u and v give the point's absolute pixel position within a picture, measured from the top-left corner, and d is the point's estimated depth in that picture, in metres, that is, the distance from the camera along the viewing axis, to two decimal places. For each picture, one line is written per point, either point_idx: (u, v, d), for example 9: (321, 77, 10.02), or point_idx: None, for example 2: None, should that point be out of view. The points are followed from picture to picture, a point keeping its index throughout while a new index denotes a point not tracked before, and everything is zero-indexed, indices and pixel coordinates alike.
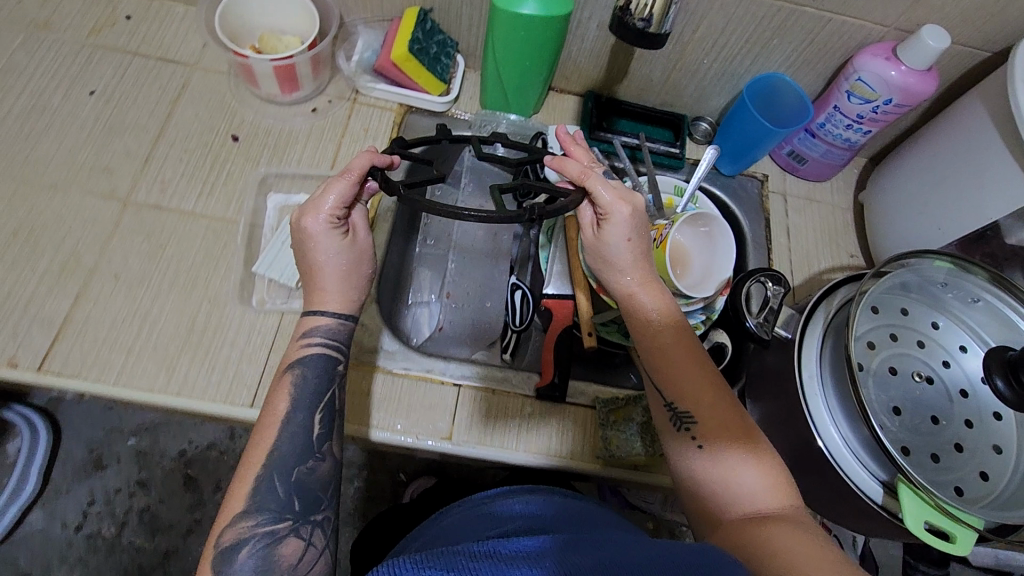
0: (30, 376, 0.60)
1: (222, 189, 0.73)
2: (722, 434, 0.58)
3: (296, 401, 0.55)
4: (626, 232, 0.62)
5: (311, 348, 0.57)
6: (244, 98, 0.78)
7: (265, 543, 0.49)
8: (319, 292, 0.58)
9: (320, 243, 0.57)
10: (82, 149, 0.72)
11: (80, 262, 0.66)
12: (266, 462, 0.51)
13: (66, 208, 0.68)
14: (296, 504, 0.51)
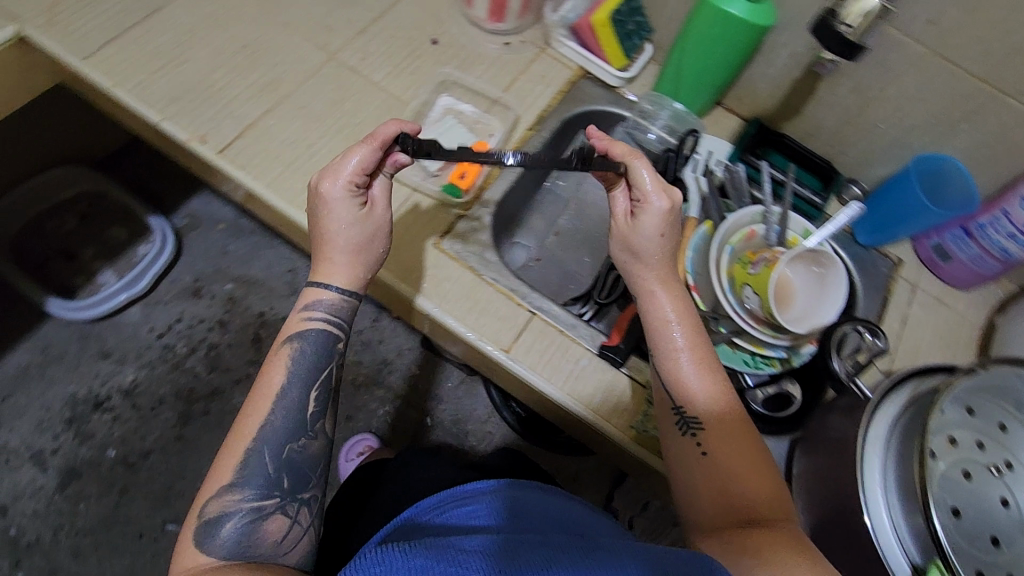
0: (210, 154, 0.72)
1: (407, 76, 0.82)
2: (726, 443, 0.59)
3: (292, 377, 0.61)
4: (660, 228, 0.64)
5: (307, 329, 0.63)
6: (456, 13, 0.88)
7: (256, 518, 0.55)
8: (327, 263, 0.64)
9: (335, 212, 0.62)
10: (317, 5, 0.84)
11: (279, 87, 0.77)
12: (255, 438, 0.58)
13: (286, 43, 0.80)
14: (283, 482, 0.58)
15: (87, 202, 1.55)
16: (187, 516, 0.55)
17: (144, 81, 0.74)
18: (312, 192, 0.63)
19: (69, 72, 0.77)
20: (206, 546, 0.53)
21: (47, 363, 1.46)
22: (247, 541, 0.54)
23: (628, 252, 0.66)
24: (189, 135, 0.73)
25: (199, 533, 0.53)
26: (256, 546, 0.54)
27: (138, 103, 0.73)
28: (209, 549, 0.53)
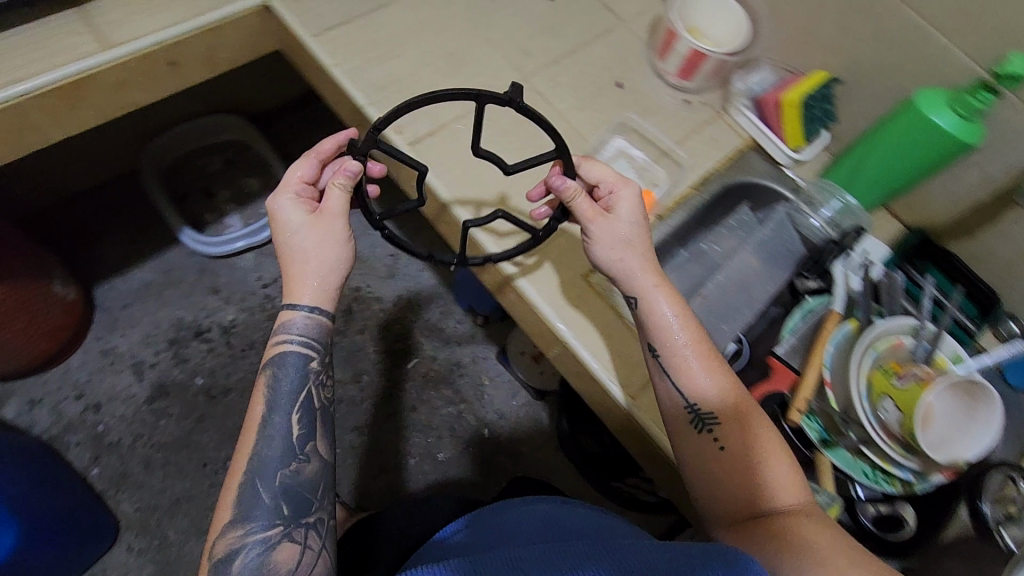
0: (402, 144, 0.77)
1: (588, 112, 0.85)
2: (740, 436, 0.64)
3: (269, 404, 0.64)
4: (637, 213, 0.69)
5: (281, 354, 0.66)
6: (644, 63, 0.91)
7: (257, 548, 0.58)
8: (292, 285, 0.66)
9: (290, 230, 0.66)
10: (520, 29, 0.89)
11: (471, 97, 0.82)
12: (247, 469, 0.61)
13: (485, 58, 0.85)
14: (282, 509, 0.60)
15: (233, 153, 1.68)
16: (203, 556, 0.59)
17: (360, 66, 0.81)
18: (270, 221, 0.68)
19: (295, 45, 0.85)
20: None
21: (166, 285, 1.58)
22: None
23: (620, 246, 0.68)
24: (387, 123, 0.78)
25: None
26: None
27: (349, 85, 0.80)
28: None
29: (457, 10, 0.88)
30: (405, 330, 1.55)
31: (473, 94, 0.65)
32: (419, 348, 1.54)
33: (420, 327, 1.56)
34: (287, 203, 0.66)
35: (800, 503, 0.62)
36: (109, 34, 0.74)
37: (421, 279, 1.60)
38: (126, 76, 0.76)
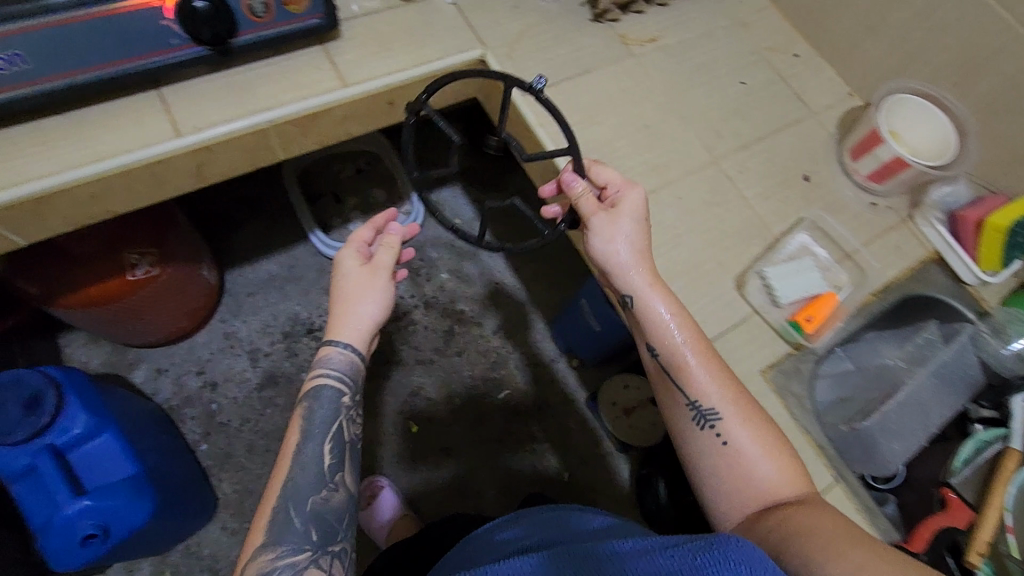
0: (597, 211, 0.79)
1: (775, 202, 0.85)
2: (738, 427, 0.67)
3: (304, 434, 0.69)
4: (640, 213, 0.72)
5: (319, 388, 0.72)
6: (832, 158, 0.90)
7: (286, 575, 0.62)
8: (333, 324, 0.74)
9: (343, 280, 0.74)
10: (714, 110, 0.90)
11: (665, 172, 0.83)
12: (280, 496, 0.66)
13: (681, 136, 0.87)
14: (311, 536, 0.64)
15: (363, 162, 1.75)
16: None
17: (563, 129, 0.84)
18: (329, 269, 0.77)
19: (497, 96, 0.89)
20: None
21: (288, 279, 1.65)
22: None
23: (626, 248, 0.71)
24: None
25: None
26: None
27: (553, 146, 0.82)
28: None
29: (656, 85, 0.90)
30: (500, 359, 1.61)
31: (494, 74, 0.77)
32: (512, 379, 1.60)
33: (515, 360, 1.62)
34: (347, 253, 0.75)
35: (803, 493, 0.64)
36: (347, 73, 0.80)
37: (524, 313, 1.66)
38: (350, 113, 0.82)
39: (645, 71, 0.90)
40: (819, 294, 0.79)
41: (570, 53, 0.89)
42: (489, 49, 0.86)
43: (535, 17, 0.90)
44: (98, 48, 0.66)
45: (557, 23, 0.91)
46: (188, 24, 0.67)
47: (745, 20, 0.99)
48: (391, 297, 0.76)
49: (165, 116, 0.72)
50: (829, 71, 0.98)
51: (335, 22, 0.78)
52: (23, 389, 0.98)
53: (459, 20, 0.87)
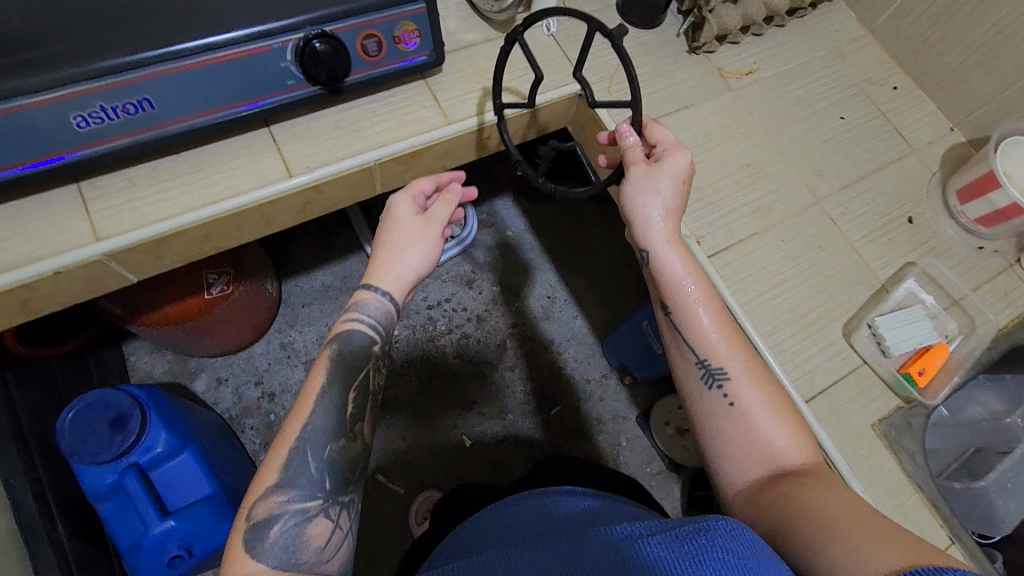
0: (703, 254, 0.78)
1: (880, 245, 0.83)
2: (748, 390, 0.66)
3: (333, 379, 0.63)
4: (679, 175, 0.70)
5: (352, 336, 0.65)
6: (935, 199, 0.88)
7: (300, 520, 0.57)
8: (374, 269, 0.67)
9: (393, 225, 0.68)
10: (814, 147, 0.88)
11: (769, 214, 0.82)
12: (299, 436, 0.60)
13: (781, 175, 0.85)
14: (326, 483, 0.60)
15: None
16: (234, 523, 0.57)
17: None
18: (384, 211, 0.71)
19: (592, 130, 0.88)
20: (256, 548, 0.55)
21: (343, 289, 1.65)
22: (288, 552, 0.56)
23: (648, 203, 0.69)
24: (688, 231, 0.79)
25: (248, 536, 0.56)
26: (301, 551, 0.56)
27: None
28: (260, 555, 0.55)
29: (755, 121, 0.88)
30: (553, 373, 1.62)
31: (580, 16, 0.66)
32: (566, 394, 1.61)
33: (567, 376, 1.62)
34: (400, 197, 0.69)
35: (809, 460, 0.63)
36: (451, 111, 0.79)
37: (574, 328, 1.67)
38: (450, 148, 0.81)
39: (743, 107, 0.89)
40: (931, 345, 0.76)
41: (668, 89, 0.88)
42: (588, 84, 0.85)
43: (632, 50, 0.89)
44: (220, 91, 0.66)
45: (654, 56, 0.90)
46: (301, 63, 0.67)
47: (841, 51, 0.97)
48: (437, 252, 0.69)
49: (277, 157, 0.72)
50: (928, 105, 0.95)
51: (441, 62, 0.78)
52: (110, 409, 1.00)
53: (557, 53, 0.86)
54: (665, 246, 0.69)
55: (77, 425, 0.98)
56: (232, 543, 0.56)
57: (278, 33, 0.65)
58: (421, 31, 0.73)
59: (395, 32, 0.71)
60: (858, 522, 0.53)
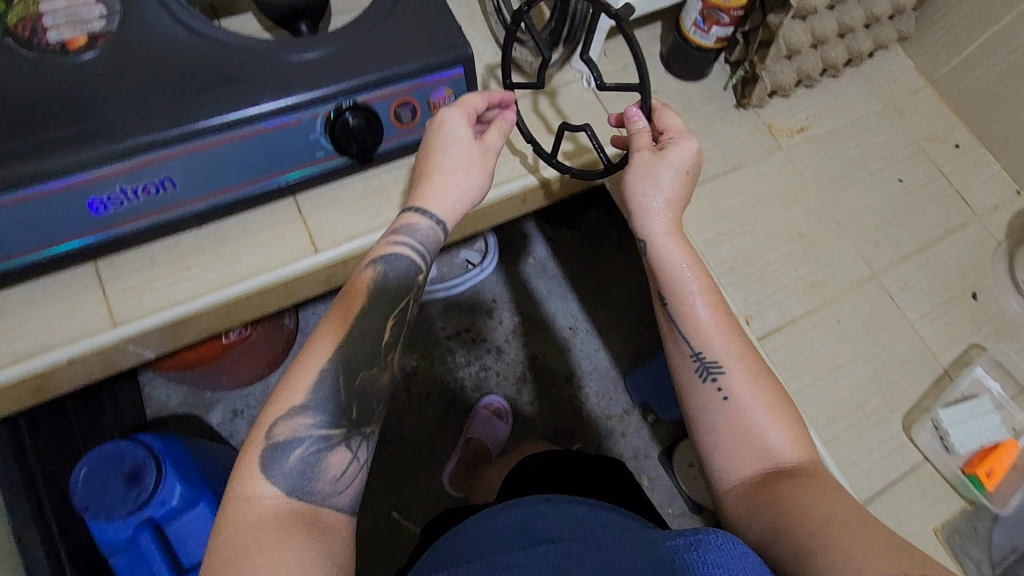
0: (753, 337, 0.73)
1: (941, 324, 0.77)
2: (744, 383, 0.61)
3: (374, 303, 0.59)
4: (683, 165, 0.64)
5: (399, 257, 0.61)
6: (1000, 271, 0.82)
7: (319, 448, 0.53)
8: (424, 193, 0.63)
9: (448, 145, 0.63)
10: (871, 213, 0.82)
11: (823, 290, 0.76)
12: (334, 359, 0.56)
13: (835, 245, 0.79)
14: (351, 410, 0.56)
15: None
16: (245, 447, 0.53)
17: (712, 239, 0.77)
18: (427, 128, 0.65)
19: None
20: (273, 471, 0.52)
21: None
22: (301, 477, 0.52)
23: (648, 190, 0.64)
24: (738, 310, 0.73)
25: (264, 454, 0.52)
26: (316, 479, 0.53)
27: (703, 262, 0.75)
28: (275, 478, 0.52)
29: (807, 185, 0.82)
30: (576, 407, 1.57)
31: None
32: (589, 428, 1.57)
33: (591, 410, 1.57)
34: (454, 114, 0.64)
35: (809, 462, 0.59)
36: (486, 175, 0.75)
37: (596, 361, 1.60)
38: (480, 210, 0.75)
39: (794, 169, 0.83)
40: (1000, 442, 0.71)
41: (714, 148, 0.82)
42: None
43: (676, 106, 0.84)
44: (246, 167, 0.62)
45: (700, 112, 0.84)
46: (331, 132, 0.63)
47: (899, 105, 0.90)
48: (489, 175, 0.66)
49: (303, 229, 0.68)
50: (993, 165, 0.88)
51: None
52: (125, 462, 0.98)
53: (599, 109, 0.80)
54: (660, 236, 0.65)
55: (92, 478, 0.96)
56: (243, 466, 0.52)
57: (307, 104, 0.61)
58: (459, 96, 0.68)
59: (431, 99, 0.67)
60: (854, 538, 0.48)
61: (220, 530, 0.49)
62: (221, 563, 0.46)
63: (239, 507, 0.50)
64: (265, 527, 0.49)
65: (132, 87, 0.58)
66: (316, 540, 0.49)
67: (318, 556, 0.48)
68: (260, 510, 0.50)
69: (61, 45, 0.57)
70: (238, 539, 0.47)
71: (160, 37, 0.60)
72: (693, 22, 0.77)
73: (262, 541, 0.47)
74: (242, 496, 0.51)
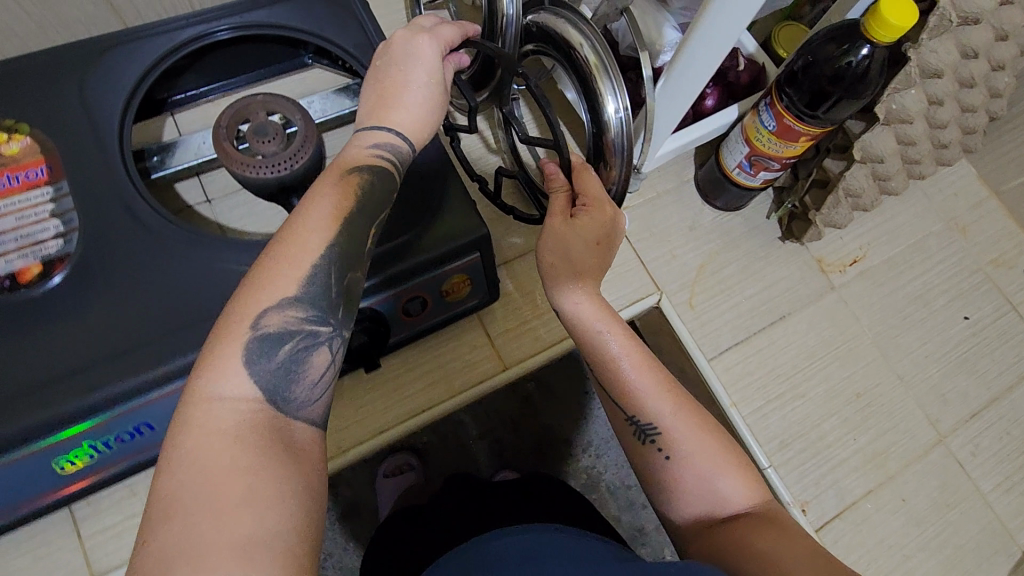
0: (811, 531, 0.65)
1: (1018, 495, 0.69)
2: (688, 444, 0.52)
3: (363, 203, 0.47)
4: (594, 236, 0.55)
5: (379, 164, 0.50)
6: None
7: (305, 345, 0.42)
8: (389, 116, 0.53)
9: (416, 68, 0.56)
10: (935, 362, 0.74)
11: (886, 462, 0.68)
12: (325, 254, 0.44)
13: (898, 405, 0.71)
14: (339, 311, 0.44)
15: None
16: (209, 345, 0.41)
17: (762, 410, 0.69)
18: (376, 57, 0.57)
19: (669, 340, 0.75)
20: (250, 363, 0.40)
21: None
22: (283, 380, 0.41)
23: (557, 261, 0.55)
24: (792, 497, 0.66)
25: (247, 347, 0.41)
26: (295, 381, 0.42)
27: (752, 440, 0.67)
28: (252, 371, 0.40)
29: (863, 332, 0.74)
30: (592, 479, 1.18)
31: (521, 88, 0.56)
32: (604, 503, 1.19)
33: (608, 481, 1.19)
34: (423, 41, 0.57)
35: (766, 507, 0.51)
36: (506, 346, 0.67)
37: None
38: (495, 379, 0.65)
39: (848, 311, 0.74)
40: None
41: (759, 294, 0.73)
42: (666, 294, 0.72)
43: (716, 243, 0.75)
44: None
45: (742, 249, 0.75)
46: None
47: (961, 222, 0.81)
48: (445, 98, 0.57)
49: None
50: None
51: (497, 296, 0.65)
52: None
53: (630, 258, 0.72)
54: (573, 306, 0.55)
55: None
56: (211, 358, 0.40)
57: None
58: (474, 277, 0.60)
59: (442, 287, 0.58)
60: None
61: (185, 436, 0.37)
62: (187, 483, 0.35)
63: (207, 409, 0.38)
64: (240, 444, 0.37)
65: (94, 322, 0.49)
66: (300, 469, 0.39)
67: (304, 489, 0.38)
68: (232, 417, 0.39)
69: (11, 278, 0.49)
70: (204, 453, 0.36)
71: (125, 252, 0.51)
72: (737, 164, 0.67)
73: (237, 466, 0.36)
74: (210, 395, 0.39)
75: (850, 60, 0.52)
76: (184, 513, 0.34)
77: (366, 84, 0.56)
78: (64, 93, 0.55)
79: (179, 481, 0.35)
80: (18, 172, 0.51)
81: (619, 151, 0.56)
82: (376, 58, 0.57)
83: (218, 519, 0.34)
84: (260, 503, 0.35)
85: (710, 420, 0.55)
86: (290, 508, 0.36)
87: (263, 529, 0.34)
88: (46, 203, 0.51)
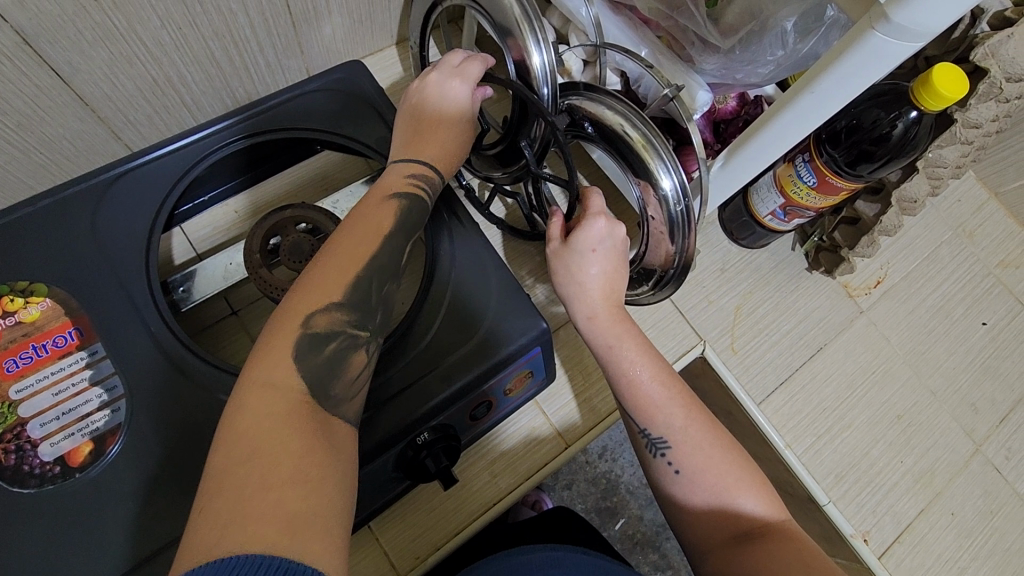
0: (876, 560, 0.68)
1: None
2: (698, 456, 0.50)
3: (401, 227, 0.50)
4: (589, 245, 0.55)
5: (416, 193, 0.52)
6: None
7: (346, 349, 0.44)
8: (425, 151, 0.55)
9: (448, 109, 0.56)
10: (963, 374, 0.77)
11: (933, 480, 0.72)
12: (368, 266, 0.47)
13: (937, 421, 0.74)
14: (376, 317, 0.47)
15: None
16: (264, 342, 0.43)
17: (815, 447, 0.71)
18: (411, 94, 0.57)
19: (715, 383, 0.76)
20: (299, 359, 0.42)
21: None
22: (327, 374, 0.43)
23: (570, 286, 0.56)
24: (854, 529, 0.69)
25: (297, 344, 0.42)
26: (332, 382, 0.43)
27: (811, 478, 0.70)
28: (301, 362, 0.42)
29: (895, 352, 0.76)
30: (611, 483, 1.14)
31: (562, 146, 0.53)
32: (624, 505, 1.13)
33: (627, 483, 1.14)
34: (457, 85, 0.57)
35: (787, 525, 0.49)
36: (565, 423, 0.66)
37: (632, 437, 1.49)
38: (537, 473, 0.64)
39: (879, 333, 0.76)
40: None
41: (797, 328, 0.75)
42: (709, 342, 0.73)
43: (748, 282, 0.75)
44: None
45: (773, 284, 0.76)
46: (404, 465, 0.53)
47: (969, 227, 0.84)
48: (470, 134, 0.58)
49: (377, 547, 0.59)
50: None
51: (553, 377, 0.64)
52: None
53: (671, 313, 0.73)
54: (587, 324, 0.55)
55: None
56: (264, 353, 0.42)
57: (379, 454, 0.50)
58: (535, 369, 0.59)
59: (507, 386, 0.57)
60: None
61: (241, 420, 0.38)
62: (236, 465, 0.36)
63: (259, 396, 0.40)
64: (288, 432, 0.38)
65: (161, 497, 0.45)
66: (339, 460, 0.39)
67: (340, 480, 0.38)
68: (279, 405, 0.40)
69: (60, 463, 0.45)
70: (257, 443, 0.37)
71: (181, 411, 0.47)
72: (770, 212, 0.67)
73: (279, 449, 0.37)
74: (263, 384, 0.41)
75: (898, 125, 0.54)
76: (238, 493, 0.35)
77: (399, 121, 0.57)
78: (78, 238, 0.50)
79: (233, 459, 0.37)
80: (44, 340, 0.48)
81: (680, 225, 0.53)
82: (412, 91, 0.57)
83: (270, 503, 0.35)
84: (303, 484, 0.36)
85: (730, 436, 0.52)
86: (329, 498, 0.37)
87: (307, 513, 0.35)
88: (82, 369, 0.48)
